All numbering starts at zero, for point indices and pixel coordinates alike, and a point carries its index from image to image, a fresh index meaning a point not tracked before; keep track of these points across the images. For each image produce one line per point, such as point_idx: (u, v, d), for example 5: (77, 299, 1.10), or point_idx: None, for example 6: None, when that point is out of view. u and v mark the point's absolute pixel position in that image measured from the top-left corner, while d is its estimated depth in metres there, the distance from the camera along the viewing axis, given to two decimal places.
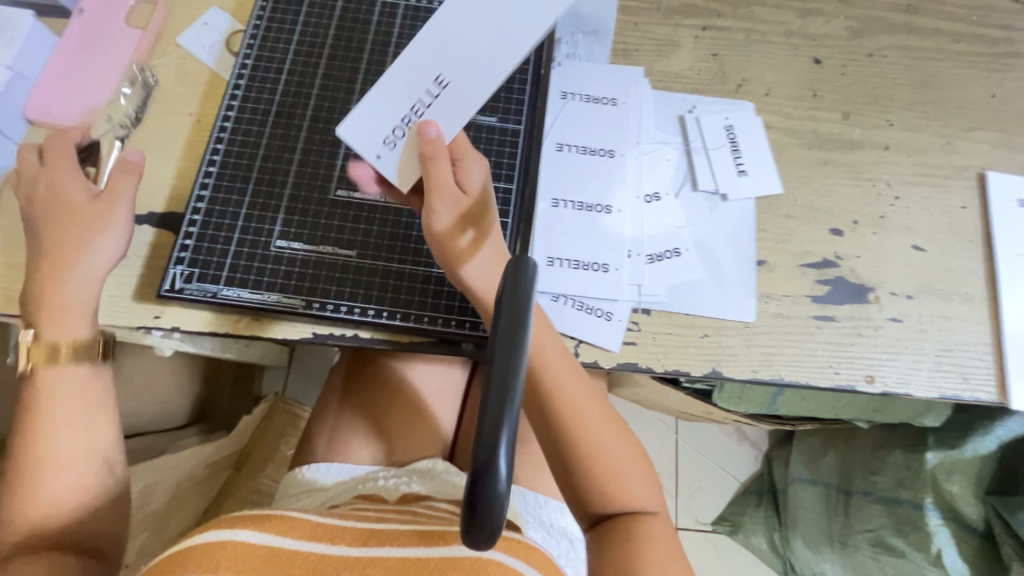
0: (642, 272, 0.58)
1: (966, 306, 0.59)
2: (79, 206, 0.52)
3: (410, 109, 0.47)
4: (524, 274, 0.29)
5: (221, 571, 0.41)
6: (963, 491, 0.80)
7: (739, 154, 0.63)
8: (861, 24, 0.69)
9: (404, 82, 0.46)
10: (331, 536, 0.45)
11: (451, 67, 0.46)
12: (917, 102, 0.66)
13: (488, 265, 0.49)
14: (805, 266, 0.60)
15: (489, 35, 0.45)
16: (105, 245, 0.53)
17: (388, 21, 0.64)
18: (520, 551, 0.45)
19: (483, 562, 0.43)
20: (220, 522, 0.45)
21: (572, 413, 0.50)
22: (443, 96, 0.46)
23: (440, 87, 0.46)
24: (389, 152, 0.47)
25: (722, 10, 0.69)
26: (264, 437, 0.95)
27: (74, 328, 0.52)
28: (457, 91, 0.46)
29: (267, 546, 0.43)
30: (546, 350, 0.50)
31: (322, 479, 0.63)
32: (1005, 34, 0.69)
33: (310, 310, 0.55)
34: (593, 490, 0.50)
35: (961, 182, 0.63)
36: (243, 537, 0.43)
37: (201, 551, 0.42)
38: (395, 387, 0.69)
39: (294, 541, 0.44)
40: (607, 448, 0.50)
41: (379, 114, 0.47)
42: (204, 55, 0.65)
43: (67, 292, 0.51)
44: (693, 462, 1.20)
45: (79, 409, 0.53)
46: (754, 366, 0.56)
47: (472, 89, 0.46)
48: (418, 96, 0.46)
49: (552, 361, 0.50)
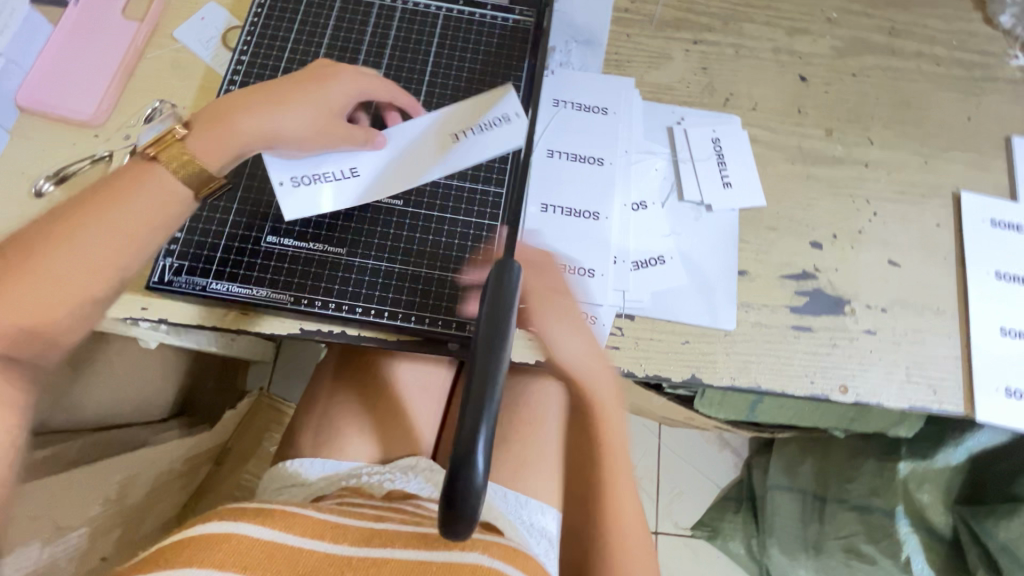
0: (627, 278, 0.59)
1: (937, 320, 0.61)
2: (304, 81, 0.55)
3: (321, 174, 0.57)
4: (506, 286, 0.33)
5: (225, 565, 0.42)
6: (933, 500, 0.83)
7: (724, 167, 0.64)
8: (846, 44, 0.71)
9: (334, 153, 0.57)
10: (333, 533, 0.47)
11: (363, 165, 0.58)
12: (897, 121, 0.68)
13: (588, 359, 0.57)
14: (785, 277, 0.61)
15: (431, 153, 0.59)
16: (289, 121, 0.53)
17: (385, 24, 0.66)
18: (516, 560, 0.49)
19: (484, 567, 0.46)
20: (219, 515, 0.46)
21: (612, 497, 0.59)
22: (349, 178, 0.58)
23: (352, 172, 0.58)
24: (291, 187, 0.57)
25: (713, 25, 0.70)
26: (244, 434, 0.99)
27: (201, 149, 0.50)
28: (365, 181, 0.58)
29: (272, 542, 0.45)
30: (615, 441, 0.59)
31: (305, 472, 0.63)
32: (983, 59, 0.71)
33: (298, 306, 0.55)
34: (588, 534, 0.58)
35: (937, 200, 0.65)
36: (246, 530, 0.45)
37: (204, 544, 0.43)
38: (381, 386, 0.69)
39: (298, 538, 0.46)
40: (628, 540, 0.58)
41: (298, 164, 0.57)
42: (200, 50, 0.65)
43: (248, 127, 0.52)
44: (673, 467, 1.22)
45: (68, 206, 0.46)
46: (732, 373, 0.58)
47: (378, 185, 0.58)
48: (334, 168, 0.57)
49: (619, 454, 0.60)
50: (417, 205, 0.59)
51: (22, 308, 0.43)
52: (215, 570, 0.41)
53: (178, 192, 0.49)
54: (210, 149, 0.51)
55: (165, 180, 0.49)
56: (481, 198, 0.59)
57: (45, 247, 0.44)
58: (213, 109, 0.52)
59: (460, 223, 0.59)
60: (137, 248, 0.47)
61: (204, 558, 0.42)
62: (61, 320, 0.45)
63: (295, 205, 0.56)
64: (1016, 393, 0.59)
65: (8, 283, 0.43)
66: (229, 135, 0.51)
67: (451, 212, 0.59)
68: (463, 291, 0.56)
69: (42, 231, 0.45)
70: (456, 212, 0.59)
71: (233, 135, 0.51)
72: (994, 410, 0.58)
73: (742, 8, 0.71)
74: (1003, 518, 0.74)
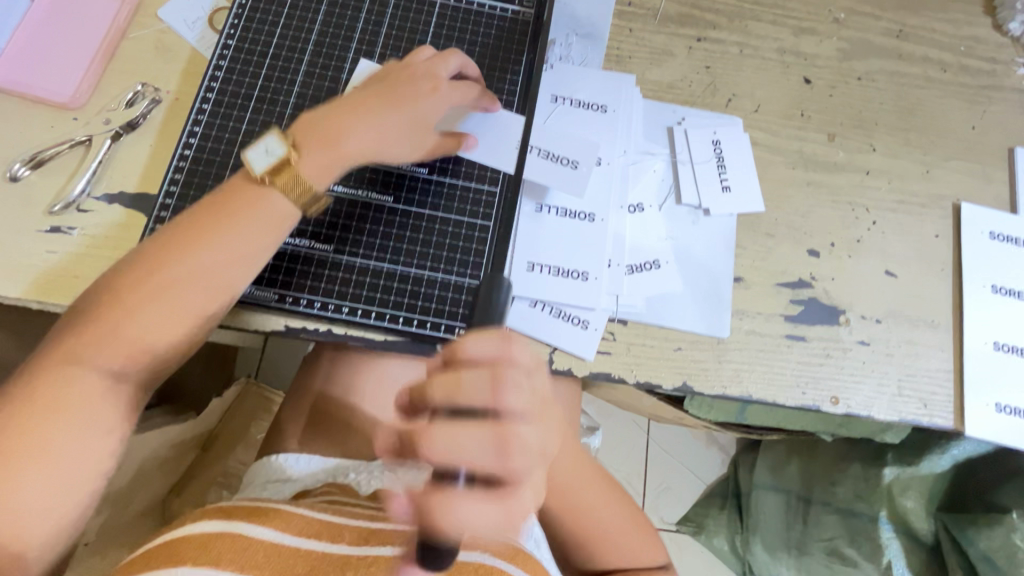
0: (621, 282, 0.58)
1: (931, 333, 0.61)
2: (408, 83, 0.55)
3: None
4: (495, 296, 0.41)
5: (224, 565, 0.44)
6: (916, 506, 0.84)
7: (724, 171, 0.63)
8: (853, 46, 0.69)
9: None
10: (332, 533, 0.48)
11: None
12: (900, 128, 0.67)
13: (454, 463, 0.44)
14: (780, 286, 0.61)
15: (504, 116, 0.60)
16: (384, 134, 0.53)
17: (379, 11, 0.63)
18: (515, 555, 0.48)
19: (486, 565, 0.46)
20: (212, 514, 0.48)
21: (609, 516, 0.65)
22: None
23: None
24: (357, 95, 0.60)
25: (718, 22, 0.68)
26: (234, 420, 0.98)
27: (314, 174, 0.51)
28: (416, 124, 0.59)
29: (268, 543, 0.46)
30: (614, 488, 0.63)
31: (291, 469, 0.62)
32: (990, 67, 0.70)
33: (283, 305, 0.53)
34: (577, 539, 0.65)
35: (937, 211, 0.65)
36: (244, 530, 0.46)
37: (202, 541, 0.45)
38: (366, 381, 0.67)
39: (293, 538, 0.47)
40: None
41: None
42: (186, 31, 0.62)
43: (351, 142, 0.52)
44: (662, 463, 1.24)
45: (203, 218, 0.49)
46: (724, 382, 0.57)
47: None
48: None
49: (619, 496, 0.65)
50: (408, 202, 0.57)
51: (146, 324, 0.46)
52: (213, 570, 0.43)
53: (289, 216, 0.51)
54: (325, 171, 0.52)
55: (280, 205, 0.51)
56: (474, 197, 0.58)
57: (164, 264, 0.47)
58: (324, 124, 0.52)
59: (450, 222, 0.57)
60: (252, 271, 0.50)
61: (201, 555, 0.44)
62: (169, 338, 0.47)
63: None
64: (1006, 408, 0.59)
65: (129, 304, 0.46)
66: (335, 151, 0.52)
67: (441, 211, 0.57)
68: (453, 293, 0.55)
69: (164, 247, 0.47)
70: (446, 211, 0.57)
71: (341, 156, 0.52)
72: (984, 425, 0.58)
73: (748, 5, 0.69)
74: (985, 526, 0.76)
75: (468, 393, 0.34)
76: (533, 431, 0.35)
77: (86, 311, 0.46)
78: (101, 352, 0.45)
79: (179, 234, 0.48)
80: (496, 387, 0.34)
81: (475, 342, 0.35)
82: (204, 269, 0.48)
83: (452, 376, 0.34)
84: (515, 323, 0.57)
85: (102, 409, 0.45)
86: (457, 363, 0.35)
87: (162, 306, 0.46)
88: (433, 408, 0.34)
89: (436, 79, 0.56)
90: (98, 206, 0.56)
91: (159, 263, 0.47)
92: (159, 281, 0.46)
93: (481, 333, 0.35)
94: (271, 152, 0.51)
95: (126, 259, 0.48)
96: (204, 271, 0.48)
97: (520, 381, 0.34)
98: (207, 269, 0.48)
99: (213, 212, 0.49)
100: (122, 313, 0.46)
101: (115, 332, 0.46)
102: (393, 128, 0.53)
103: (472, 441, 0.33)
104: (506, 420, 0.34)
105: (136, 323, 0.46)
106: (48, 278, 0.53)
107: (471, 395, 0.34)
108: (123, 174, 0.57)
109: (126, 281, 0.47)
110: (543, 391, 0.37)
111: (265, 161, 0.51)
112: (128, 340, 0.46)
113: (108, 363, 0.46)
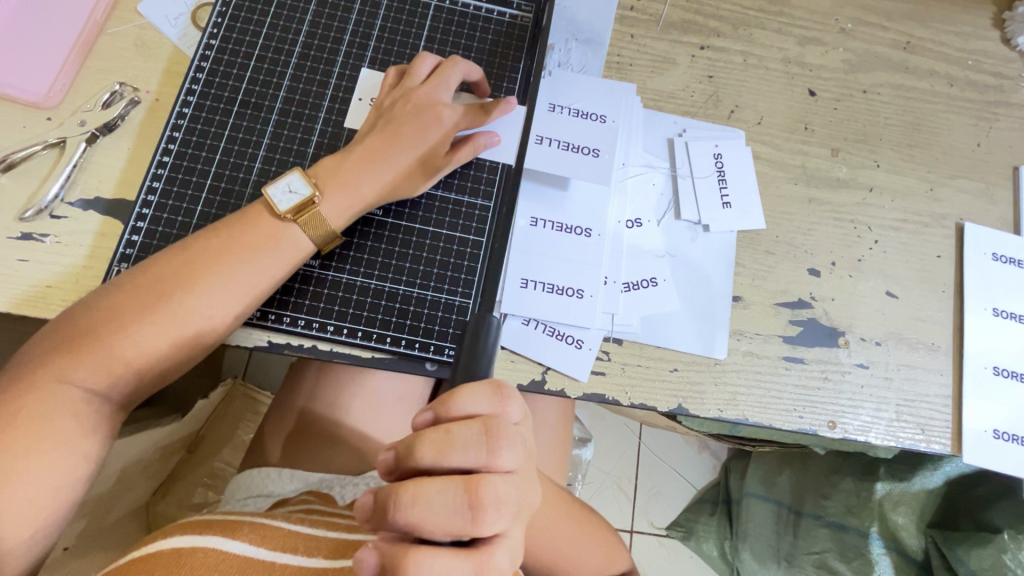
0: (616, 300, 0.57)
1: (930, 356, 0.60)
2: (411, 115, 0.54)
3: None
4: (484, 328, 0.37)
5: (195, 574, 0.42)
6: (908, 523, 0.81)
7: (725, 186, 0.61)
8: (858, 58, 0.67)
9: None
10: (308, 546, 0.46)
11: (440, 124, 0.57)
12: (906, 144, 0.65)
13: None
14: (779, 305, 0.59)
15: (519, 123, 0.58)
16: (397, 173, 0.53)
17: (371, 12, 0.61)
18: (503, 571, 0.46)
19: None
20: (182, 529, 0.46)
21: None
22: None
23: None
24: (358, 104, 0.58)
25: (722, 30, 0.66)
26: (220, 422, 0.96)
27: (334, 218, 0.51)
28: None
29: (244, 555, 0.44)
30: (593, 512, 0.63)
31: (272, 483, 0.60)
32: (997, 82, 0.68)
33: (265, 322, 0.51)
34: None
35: (940, 230, 0.63)
36: (217, 544, 0.44)
37: (172, 557, 0.43)
38: (353, 393, 0.65)
39: (268, 551, 0.44)
40: None
41: None
42: (167, 27, 0.59)
43: (364, 184, 0.52)
44: (655, 469, 1.22)
45: (216, 240, 0.47)
46: (720, 405, 0.56)
47: None
48: None
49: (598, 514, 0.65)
50: (397, 216, 0.55)
51: (140, 346, 0.44)
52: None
53: (304, 251, 0.50)
54: (345, 214, 0.51)
55: (296, 236, 0.49)
56: (466, 211, 0.56)
57: (170, 289, 0.45)
58: (336, 169, 0.51)
59: (442, 238, 0.55)
60: (258, 302, 0.49)
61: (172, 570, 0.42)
62: (161, 360, 0.45)
63: (354, 121, 0.57)
64: (1004, 435, 0.58)
65: (126, 324, 0.44)
66: (350, 194, 0.51)
67: (433, 226, 0.56)
68: (443, 313, 0.53)
69: (174, 269, 0.46)
70: (438, 226, 0.56)
71: (360, 198, 0.51)
72: (981, 452, 0.57)
73: (754, 12, 0.67)
74: (975, 545, 0.73)
75: (460, 449, 0.32)
76: (525, 487, 0.33)
77: (78, 323, 0.44)
78: (88, 370, 0.43)
79: (189, 253, 0.46)
80: (490, 441, 0.32)
81: (468, 396, 0.33)
82: (210, 294, 0.46)
83: (444, 428, 0.32)
84: (507, 342, 0.55)
85: (69, 429, 0.42)
86: (449, 416, 0.33)
87: (159, 330, 0.44)
88: (419, 465, 0.32)
89: (437, 105, 0.54)
90: (72, 212, 0.53)
91: (164, 284, 0.45)
92: (161, 301, 0.45)
93: (472, 385, 0.34)
94: (294, 191, 0.50)
95: (128, 274, 0.46)
96: (210, 295, 0.46)
97: (514, 436, 0.33)
98: (213, 294, 0.46)
99: (228, 236, 0.48)
100: (118, 332, 0.44)
101: (107, 352, 0.43)
102: (403, 166, 0.53)
103: (464, 504, 0.31)
104: (501, 478, 0.32)
105: (128, 344, 0.44)
106: (18, 288, 0.51)
107: (465, 452, 0.32)
108: (100, 178, 0.55)
109: (125, 298, 0.45)
110: (530, 444, 0.36)
111: (289, 201, 0.50)
112: (121, 362, 0.44)
113: (95, 382, 0.44)
